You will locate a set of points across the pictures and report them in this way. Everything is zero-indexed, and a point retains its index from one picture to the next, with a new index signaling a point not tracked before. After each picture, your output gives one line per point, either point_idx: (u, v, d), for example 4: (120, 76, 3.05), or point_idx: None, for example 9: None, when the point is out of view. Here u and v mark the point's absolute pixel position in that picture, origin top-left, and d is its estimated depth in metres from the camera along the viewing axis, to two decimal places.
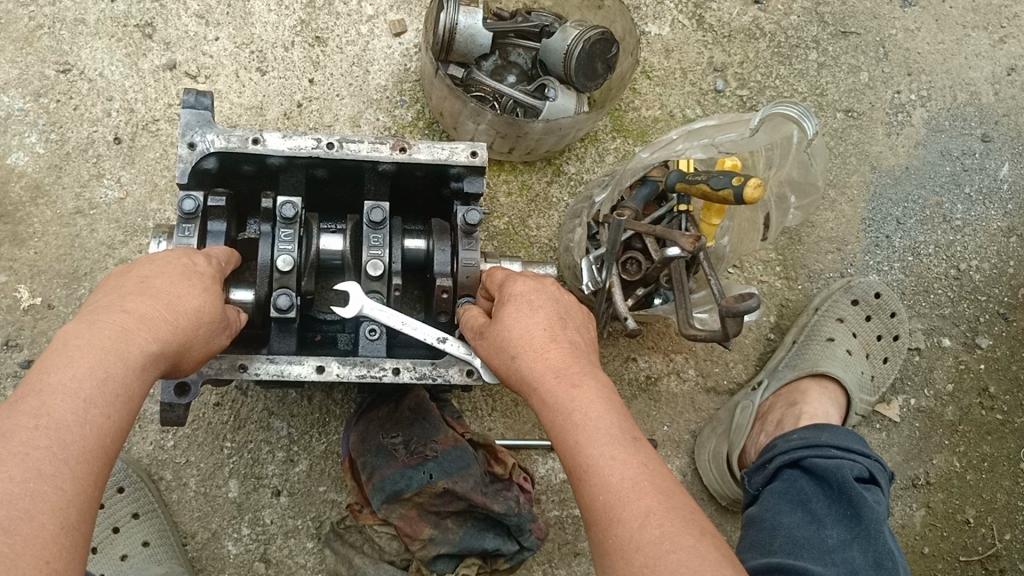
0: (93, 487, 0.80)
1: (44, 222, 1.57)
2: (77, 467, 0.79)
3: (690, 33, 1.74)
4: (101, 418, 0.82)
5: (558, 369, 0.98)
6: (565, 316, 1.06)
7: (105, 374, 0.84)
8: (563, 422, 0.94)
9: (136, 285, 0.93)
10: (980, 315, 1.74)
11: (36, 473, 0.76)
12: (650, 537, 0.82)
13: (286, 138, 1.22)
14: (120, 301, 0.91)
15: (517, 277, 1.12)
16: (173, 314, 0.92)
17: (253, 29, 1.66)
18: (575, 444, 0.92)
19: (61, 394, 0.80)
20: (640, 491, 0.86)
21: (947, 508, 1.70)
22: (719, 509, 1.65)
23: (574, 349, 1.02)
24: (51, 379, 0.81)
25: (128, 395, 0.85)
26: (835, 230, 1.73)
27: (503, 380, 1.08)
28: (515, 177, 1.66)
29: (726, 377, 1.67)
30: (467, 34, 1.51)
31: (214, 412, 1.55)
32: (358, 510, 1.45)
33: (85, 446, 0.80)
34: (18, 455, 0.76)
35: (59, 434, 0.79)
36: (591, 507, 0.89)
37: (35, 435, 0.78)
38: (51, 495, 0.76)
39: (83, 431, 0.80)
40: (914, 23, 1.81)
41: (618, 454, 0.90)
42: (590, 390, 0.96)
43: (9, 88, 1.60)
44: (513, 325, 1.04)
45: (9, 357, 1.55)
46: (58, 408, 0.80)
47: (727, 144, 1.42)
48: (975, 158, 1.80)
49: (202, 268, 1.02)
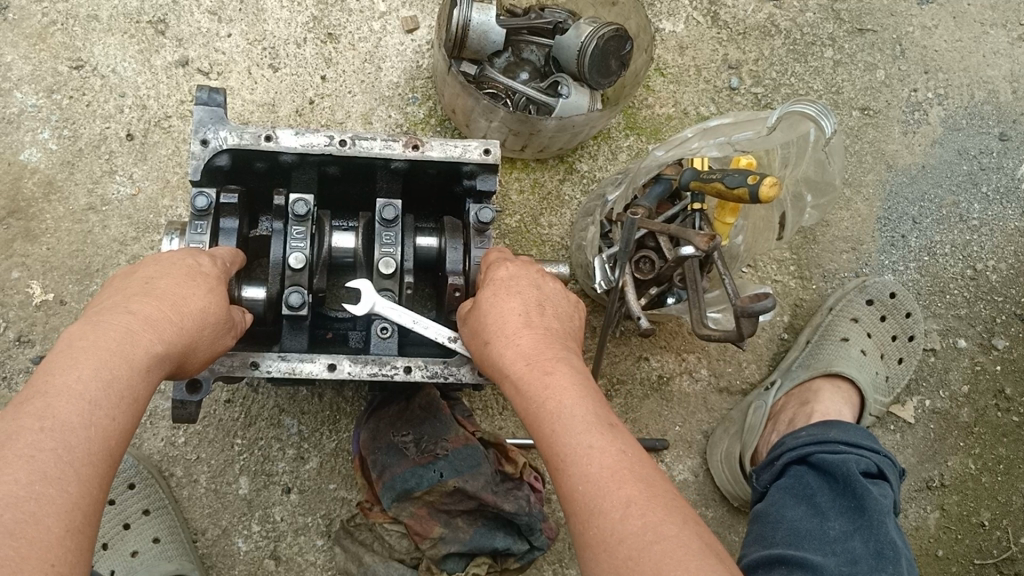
0: (99, 489, 0.80)
1: (57, 218, 1.58)
2: (83, 469, 0.78)
3: (705, 30, 1.73)
4: (107, 419, 0.82)
5: (530, 356, 0.97)
6: (543, 304, 1.06)
7: (111, 376, 0.84)
8: (537, 411, 0.93)
9: (141, 286, 0.94)
10: (996, 316, 1.72)
11: (41, 475, 0.75)
12: (632, 528, 0.81)
13: (299, 135, 1.22)
14: (125, 302, 0.91)
15: (499, 267, 1.12)
16: (179, 315, 0.93)
17: (265, 26, 1.66)
18: (550, 433, 0.91)
19: (67, 396, 0.80)
20: (618, 479, 0.85)
21: (961, 510, 1.68)
22: (731, 510, 1.64)
23: (549, 336, 1.01)
24: (56, 381, 0.81)
25: (133, 396, 0.85)
26: (850, 229, 1.71)
27: (483, 370, 1.07)
28: (527, 175, 1.65)
29: (739, 377, 1.66)
30: (480, 30, 1.51)
31: (225, 409, 1.55)
32: (367, 508, 1.44)
33: (91, 448, 0.79)
34: (24, 457, 0.75)
35: (65, 436, 0.78)
36: (569, 497, 0.87)
37: (40, 437, 0.77)
38: (57, 497, 0.75)
39: (89, 432, 0.80)
40: (931, 20, 1.79)
41: (593, 442, 0.88)
42: (563, 377, 0.94)
43: (22, 85, 1.60)
44: (490, 314, 1.04)
45: (22, 353, 1.55)
46: (64, 410, 0.79)
47: (744, 142, 1.40)
48: (993, 157, 1.78)
49: (206, 268, 1.02)
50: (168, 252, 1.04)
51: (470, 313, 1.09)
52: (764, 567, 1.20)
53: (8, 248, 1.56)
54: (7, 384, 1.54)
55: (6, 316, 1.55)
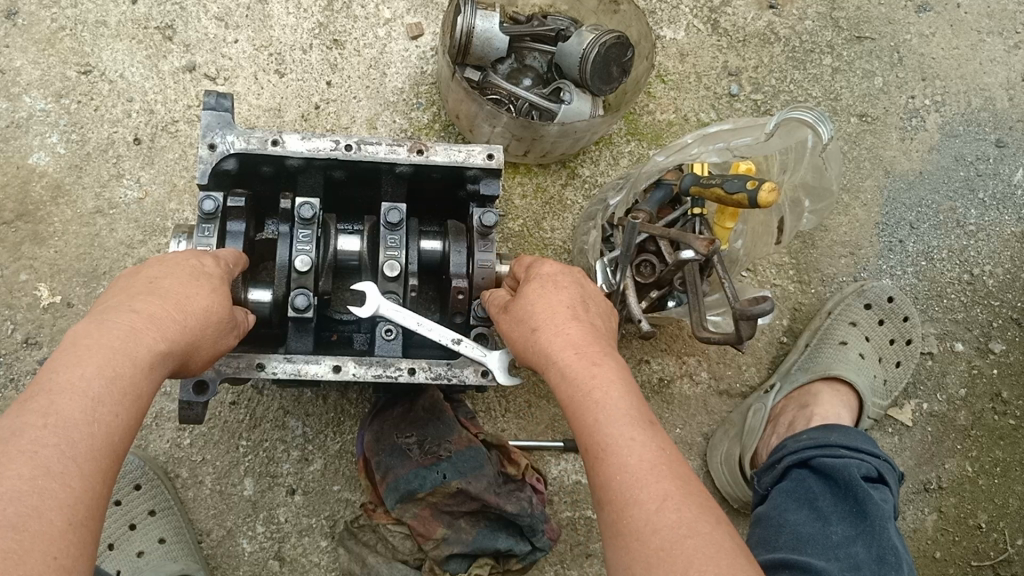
0: (101, 485, 0.81)
1: (64, 221, 1.59)
2: (85, 464, 0.80)
3: (705, 38, 1.75)
4: (110, 415, 0.84)
5: (579, 346, 0.99)
6: (587, 300, 1.08)
7: (114, 373, 0.85)
8: (582, 399, 0.94)
9: (145, 286, 0.96)
10: (993, 320, 1.74)
11: (44, 470, 0.77)
12: (668, 520, 0.83)
13: (306, 139, 1.24)
14: (129, 302, 0.93)
15: (542, 263, 1.14)
16: (182, 313, 0.94)
17: (272, 31, 1.68)
18: (594, 422, 0.92)
19: (70, 392, 0.82)
20: (657, 473, 0.87)
21: (959, 512, 1.69)
22: (730, 511, 1.66)
23: (594, 330, 1.03)
24: (60, 378, 0.83)
25: (136, 394, 0.87)
26: (849, 234, 1.73)
27: (520, 359, 1.08)
28: (530, 179, 1.67)
29: (739, 380, 1.68)
30: (484, 37, 1.53)
31: (230, 410, 1.57)
32: (372, 509, 1.47)
33: (93, 444, 0.81)
34: (28, 453, 0.77)
35: (68, 432, 0.80)
36: (606, 485, 0.88)
37: (43, 433, 0.79)
38: (60, 492, 0.77)
39: (92, 429, 0.82)
40: (928, 28, 1.81)
41: (637, 435, 0.90)
42: (610, 370, 0.96)
43: (31, 89, 1.62)
44: (536, 304, 1.06)
45: (29, 355, 1.56)
46: (66, 406, 0.81)
47: (743, 148, 1.44)
48: (989, 163, 1.80)
49: (210, 269, 1.04)
50: (179, 252, 1.06)
51: (511, 304, 1.11)
52: (769, 571, 1.21)
53: (15, 252, 1.58)
54: (15, 385, 1.56)
55: (14, 318, 1.57)
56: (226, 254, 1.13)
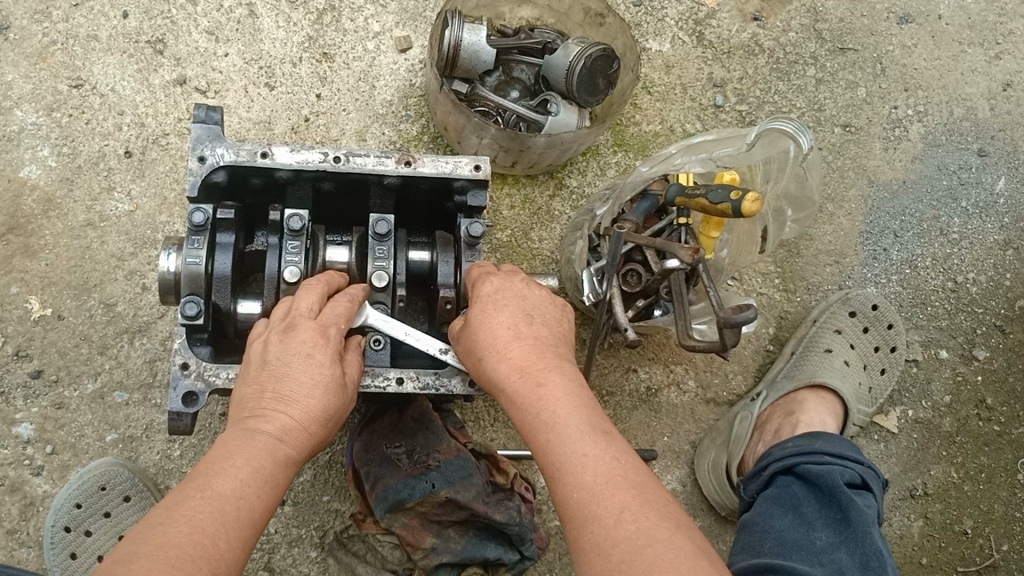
0: (242, 551, 0.87)
1: (56, 234, 1.60)
2: (232, 532, 0.86)
3: (690, 49, 1.77)
4: (253, 497, 0.91)
5: (523, 368, 1.00)
6: (530, 312, 1.08)
7: (258, 465, 0.94)
8: (533, 422, 0.96)
9: (276, 376, 1.03)
10: (977, 327, 1.76)
11: (200, 528, 0.84)
12: (625, 532, 0.84)
13: (294, 152, 1.26)
14: (266, 401, 1.01)
15: (484, 280, 1.14)
16: (309, 413, 1.02)
17: (262, 45, 1.70)
18: (547, 443, 0.94)
19: (224, 475, 0.90)
20: (611, 486, 0.88)
21: (945, 518, 1.71)
22: (718, 519, 1.67)
23: (539, 343, 1.04)
24: (216, 464, 0.92)
25: (274, 483, 0.95)
26: (833, 243, 1.75)
27: (480, 385, 1.10)
28: (517, 191, 1.69)
29: (725, 388, 1.69)
30: (471, 50, 1.55)
31: (220, 421, 1.57)
32: (361, 519, 1.47)
33: (239, 517, 0.88)
34: (185, 516, 0.84)
35: (221, 505, 0.87)
36: (565, 504, 0.90)
37: (200, 502, 0.87)
38: (211, 547, 0.83)
39: (239, 505, 0.89)
40: (910, 40, 1.84)
41: (587, 450, 0.91)
42: (556, 387, 0.97)
43: (23, 103, 1.63)
44: (479, 330, 1.07)
45: (19, 367, 1.57)
46: (220, 486, 0.89)
47: (726, 158, 1.45)
48: (972, 172, 1.82)
49: (324, 350, 1.06)
50: (294, 328, 1.07)
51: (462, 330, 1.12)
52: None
53: (7, 264, 1.59)
54: (6, 399, 1.56)
55: (5, 330, 1.57)
56: (331, 310, 1.12)
